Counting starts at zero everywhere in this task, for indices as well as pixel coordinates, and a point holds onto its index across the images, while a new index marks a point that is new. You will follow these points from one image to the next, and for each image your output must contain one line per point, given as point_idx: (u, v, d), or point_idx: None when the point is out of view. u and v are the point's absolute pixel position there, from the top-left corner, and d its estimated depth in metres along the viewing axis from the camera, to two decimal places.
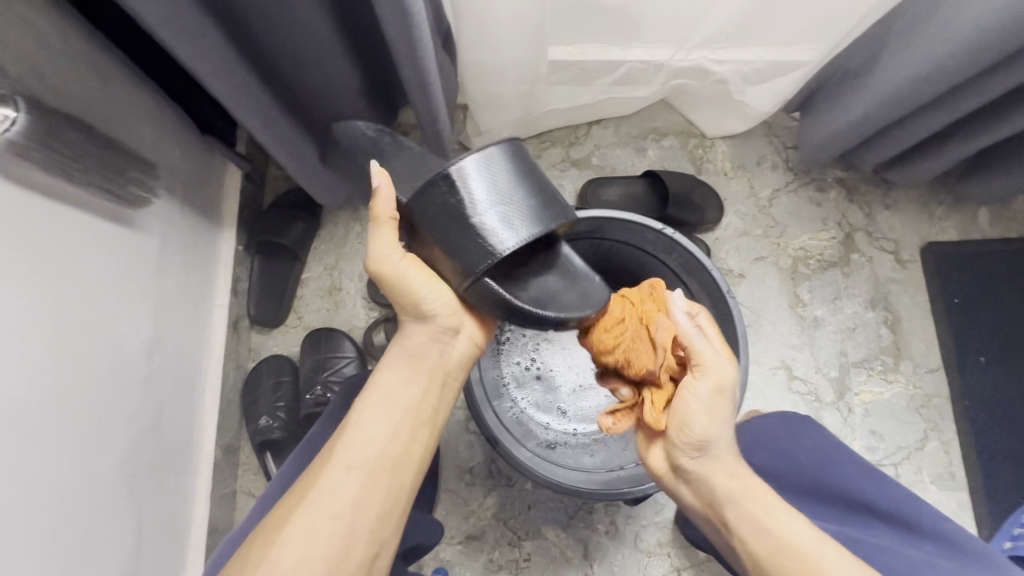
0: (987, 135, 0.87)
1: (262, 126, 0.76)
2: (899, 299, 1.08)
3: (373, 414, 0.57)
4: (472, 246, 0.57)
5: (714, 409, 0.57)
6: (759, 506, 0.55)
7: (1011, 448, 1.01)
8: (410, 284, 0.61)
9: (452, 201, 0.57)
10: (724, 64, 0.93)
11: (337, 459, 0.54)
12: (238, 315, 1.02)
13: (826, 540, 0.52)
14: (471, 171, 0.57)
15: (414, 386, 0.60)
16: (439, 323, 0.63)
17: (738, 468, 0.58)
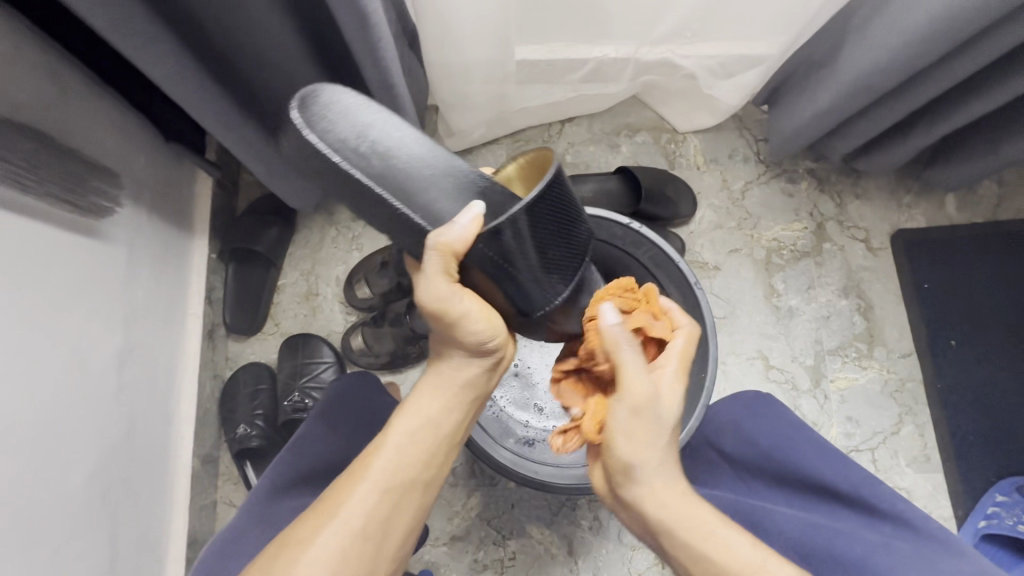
0: (947, 122, 0.89)
1: (226, 131, 0.76)
2: (871, 286, 1.09)
3: (412, 438, 0.54)
4: (548, 291, 0.56)
5: (646, 433, 0.54)
6: (694, 531, 0.52)
7: (983, 429, 1.03)
8: (473, 322, 0.54)
9: (522, 253, 0.52)
10: (689, 59, 0.94)
11: (372, 479, 0.51)
12: (214, 324, 1.01)
13: (770, 556, 0.51)
14: (539, 215, 0.51)
15: (455, 414, 0.57)
16: (495, 356, 0.59)
17: (675, 493, 0.54)
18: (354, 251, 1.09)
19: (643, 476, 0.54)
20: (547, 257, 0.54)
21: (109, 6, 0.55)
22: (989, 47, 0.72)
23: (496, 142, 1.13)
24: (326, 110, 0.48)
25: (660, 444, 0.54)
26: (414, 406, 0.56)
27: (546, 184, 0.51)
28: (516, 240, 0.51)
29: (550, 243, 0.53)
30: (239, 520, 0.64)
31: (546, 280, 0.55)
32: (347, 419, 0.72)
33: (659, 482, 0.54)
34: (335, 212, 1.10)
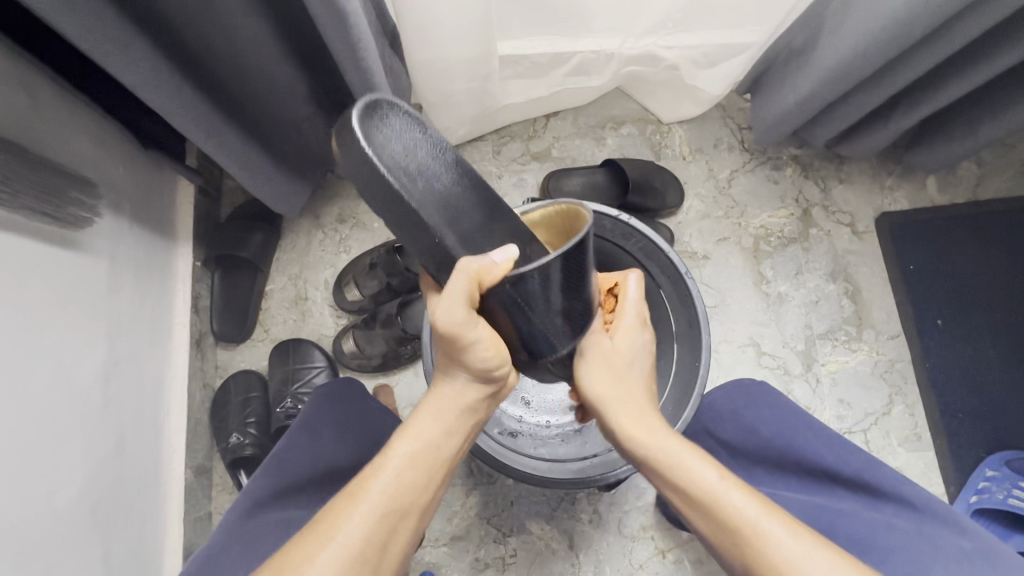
0: (926, 105, 0.91)
1: (204, 136, 0.74)
2: (858, 270, 1.10)
3: (414, 459, 0.52)
4: (557, 338, 0.59)
5: (608, 376, 0.63)
6: (674, 465, 0.55)
7: (971, 406, 1.04)
8: (477, 349, 0.53)
9: (535, 299, 0.54)
10: (673, 51, 0.94)
11: (371, 502, 0.49)
12: (201, 332, 1.00)
13: (734, 483, 0.53)
14: (556, 272, 0.52)
15: (454, 437, 0.56)
16: (493, 387, 0.58)
17: (651, 422, 0.60)
18: (343, 253, 1.07)
19: (618, 414, 0.61)
20: (562, 305, 0.56)
21: (75, 13, 0.54)
22: (964, 31, 0.74)
23: (481, 139, 1.12)
24: (383, 126, 0.51)
25: (625, 385, 0.63)
26: (415, 428, 0.54)
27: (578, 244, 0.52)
28: (534, 282, 0.53)
29: (563, 293, 0.55)
30: (219, 532, 0.62)
31: (563, 319, 0.58)
32: (328, 428, 0.71)
33: (628, 417, 0.60)
34: (321, 214, 1.08)
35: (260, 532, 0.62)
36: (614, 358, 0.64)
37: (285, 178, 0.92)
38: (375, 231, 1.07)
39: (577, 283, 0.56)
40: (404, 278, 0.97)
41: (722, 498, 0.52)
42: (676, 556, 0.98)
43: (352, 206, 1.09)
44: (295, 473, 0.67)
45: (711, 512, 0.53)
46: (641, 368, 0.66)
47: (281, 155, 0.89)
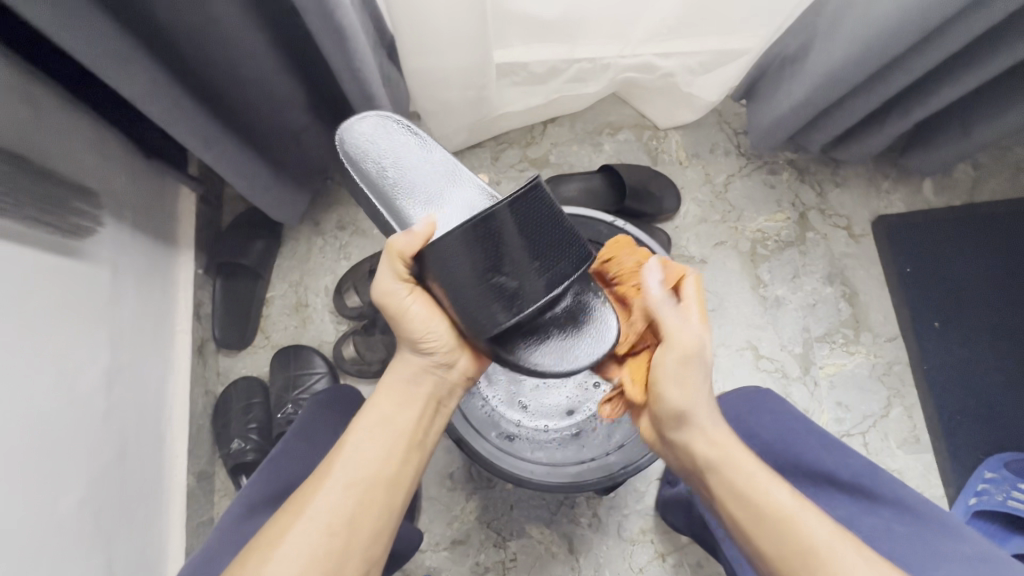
0: (919, 109, 0.92)
1: (204, 147, 0.75)
2: (854, 273, 1.11)
3: (370, 439, 0.56)
4: (525, 287, 0.57)
5: (698, 377, 0.58)
6: (742, 477, 0.56)
7: (969, 408, 1.05)
8: (412, 319, 0.60)
9: (492, 243, 0.56)
10: (668, 58, 0.95)
11: (334, 478, 0.53)
12: (203, 339, 1.01)
13: (804, 505, 0.54)
14: (505, 214, 0.57)
15: (412, 411, 0.60)
16: (434, 358, 0.62)
17: (722, 436, 0.58)
18: (343, 259, 1.08)
19: (695, 423, 0.58)
20: (524, 251, 0.57)
21: (76, 29, 0.55)
22: (954, 36, 0.75)
23: (479, 146, 1.14)
24: (370, 142, 0.71)
25: (706, 385, 0.58)
26: (372, 410, 0.59)
27: (498, 209, 0.56)
28: (471, 250, 0.56)
29: (507, 265, 0.56)
30: (218, 533, 0.62)
31: (518, 266, 0.57)
32: (327, 434, 0.73)
33: (710, 426, 0.58)
34: (321, 221, 1.09)
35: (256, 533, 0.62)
36: (702, 360, 0.58)
37: (285, 186, 0.93)
38: (375, 238, 1.09)
39: (535, 234, 0.58)
40: None
41: (795, 519, 0.53)
42: (676, 560, 0.98)
43: (351, 213, 1.10)
44: (294, 475, 0.68)
45: (770, 525, 0.53)
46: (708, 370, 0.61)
47: (281, 165, 0.91)
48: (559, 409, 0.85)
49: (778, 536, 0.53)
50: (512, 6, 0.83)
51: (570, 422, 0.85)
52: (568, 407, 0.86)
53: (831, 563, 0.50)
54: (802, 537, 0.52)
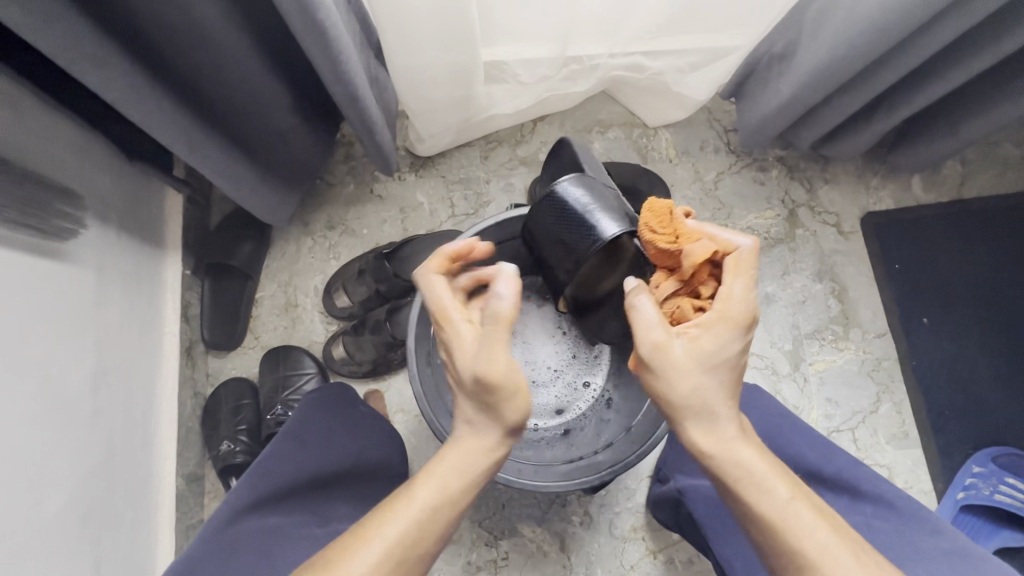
0: (907, 106, 0.92)
1: (188, 151, 0.75)
2: (844, 270, 1.11)
3: (433, 513, 0.49)
4: (580, 249, 0.67)
5: (683, 377, 0.52)
6: (737, 470, 0.51)
7: (957, 403, 1.05)
8: (523, 400, 0.51)
9: (551, 227, 0.70)
10: (658, 56, 0.95)
11: (377, 551, 0.46)
12: (192, 341, 1.00)
13: (800, 503, 0.50)
14: (558, 201, 0.68)
15: (477, 492, 0.52)
16: (519, 439, 0.54)
17: (725, 433, 0.52)
18: (332, 259, 1.08)
19: (689, 419, 0.53)
20: (570, 224, 0.68)
21: (53, 32, 0.54)
22: (941, 34, 0.75)
23: (468, 145, 1.13)
24: None
25: (705, 384, 0.52)
26: (440, 479, 0.50)
27: (555, 188, 0.68)
28: (544, 227, 0.70)
29: (577, 225, 0.67)
30: (198, 541, 0.60)
31: (573, 236, 0.68)
32: (317, 435, 0.72)
33: (704, 423, 0.52)
34: (310, 221, 1.09)
35: (236, 543, 0.61)
36: (689, 362, 0.52)
37: (273, 187, 0.92)
38: (364, 238, 1.08)
39: (582, 207, 0.67)
40: (392, 285, 0.96)
41: (789, 518, 0.49)
42: (666, 557, 0.99)
43: (341, 212, 1.10)
44: (279, 479, 0.67)
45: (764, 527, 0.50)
46: (734, 372, 0.53)
47: (267, 166, 0.90)
48: (546, 409, 0.94)
49: (760, 525, 0.50)
50: (498, 5, 0.82)
51: (560, 420, 0.93)
52: (557, 406, 0.95)
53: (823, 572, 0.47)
54: (793, 537, 0.49)
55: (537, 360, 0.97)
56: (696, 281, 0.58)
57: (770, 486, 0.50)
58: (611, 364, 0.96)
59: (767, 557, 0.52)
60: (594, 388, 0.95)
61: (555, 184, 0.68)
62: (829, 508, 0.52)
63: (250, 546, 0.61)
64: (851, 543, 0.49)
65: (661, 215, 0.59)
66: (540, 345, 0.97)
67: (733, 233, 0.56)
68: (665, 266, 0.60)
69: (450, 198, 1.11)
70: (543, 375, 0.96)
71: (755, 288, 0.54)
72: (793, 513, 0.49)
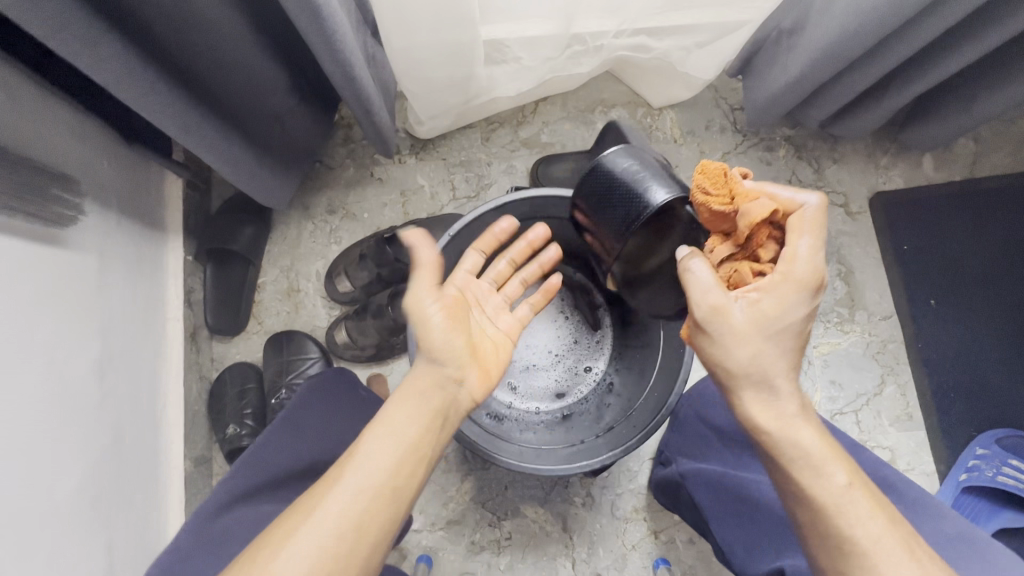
0: (921, 82, 0.89)
1: (184, 135, 0.74)
2: (851, 251, 1.10)
3: (379, 448, 0.54)
4: (623, 220, 0.63)
5: (746, 343, 0.55)
6: (795, 448, 0.54)
7: (963, 385, 1.05)
8: (431, 328, 0.62)
9: (592, 200, 0.66)
10: (662, 33, 0.93)
11: (343, 484, 0.52)
12: (195, 326, 1.01)
13: (857, 494, 0.52)
14: (603, 171, 0.65)
15: (421, 423, 0.57)
16: (445, 370, 0.61)
17: (786, 409, 0.55)
18: (333, 244, 1.08)
19: (746, 389, 0.56)
20: (614, 194, 0.64)
21: (42, 13, 0.53)
22: (958, 7, 0.72)
23: (469, 127, 1.11)
24: None
25: (766, 354, 0.55)
26: (385, 417, 0.57)
27: (598, 160, 0.66)
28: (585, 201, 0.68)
29: (619, 197, 0.63)
30: (191, 527, 0.63)
31: (614, 208, 0.64)
32: (314, 424, 0.73)
33: (761, 393, 0.56)
34: (312, 205, 1.08)
35: (226, 530, 0.63)
36: (752, 327, 0.55)
37: (271, 170, 0.92)
38: (366, 222, 1.08)
39: (625, 176, 0.64)
40: (394, 268, 0.97)
41: (847, 502, 0.52)
42: (668, 537, 1.00)
43: (342, 196, 1.09)
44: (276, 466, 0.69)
45: (822, 515, 0.52)
46: (794, 346, 0.56)
47: (266, 149, 0.89)
48: (546, 392, 0.96)
49: (815, 511, 0.52)
50: None
51: (560, 404, 0.94)
52: (557, 390, 0.96)
53: (873, 560, 0.50)
54: (849, 526, 0.51)
55: (539, 344, 0.98)
56: (754, 244, 0.57)
57: (827, 469, 0.53)
58: (613, 349, 0.96)
59: (808, 536, 0.54)
60: (595, 373, 0.96)
61: (602, 153, 0.66)
62: (889, 502, 0.54)
63: (238, 536, 0.62)
64: (905, 536, 0.51)
65: (715, 177, 0.55)
66: (541, 330, 0.98)
67: (795, 192, 0.57)
68: (720, 228, 0.58)
69: (451, 180, 1.10)
70: (544, 360, 0.97)
71: (822, 250, 0.55)
72: (848, 497, 0.52)
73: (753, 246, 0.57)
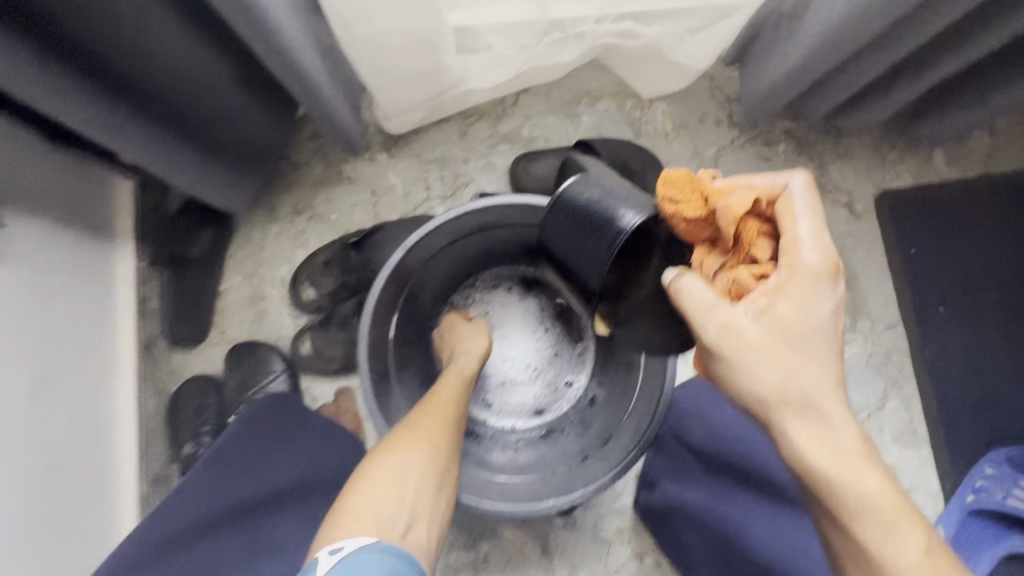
0: (935, 72, 0.80)
1: (106, 134, 0.67)
2: (854, 254, 1.02)
3: (451, 396, 0.68)
4: (597, 255, 0.55)
5: (773, 356, 0.47)
6: (852, 490, 0.47)
7: (973, 399, 0.98)
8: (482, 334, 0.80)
9: (563, 241, 0.58)
10: (650, 18, 0.84)
11: (434, 412, 0.65)
12: (151, 337, 0.94)
13: (929, 550, 0.47)
14: (567, 206, 0.57)
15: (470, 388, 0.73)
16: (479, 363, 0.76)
17: (840, 444, 0.48)
18: (299, 247, 1.01)
19: (795, 422, 0.48)
20: (583, 226, 0.56)
21: None
22: None
23: (444, 120, 1.03)
24: None
25: (800, 368, 0.48)
26: (448, 376, 0.72)
27: (558, 191, 0.58)
28: (553, 240, 0.60)
29: (589, 231, 0.55)
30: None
31: (585, 242, 0.56)
32: (237, 464, 0.77)
33: (809, 428, 0.48)
34: (276, 206, 1.01)
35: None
36: (776, 335, 0.47)
37: (222, 171, 0.84)
38: (334, 224, 1.01)
39: (592, 208, 0.56)
40: (361, 277, 0.93)
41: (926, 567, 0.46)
42: (654, 559, 0.94)
43: (308, 196, 1.02)
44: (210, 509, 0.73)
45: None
46: (831, 354, 0.49)
47: (216, 148, 0.82)
48: (524, 408, 0.89)
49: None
50: None
51: (539, 421, 0.88)
52: (536, 406, 0.89)
53: None
54: None
55: (517, 356, 0.91)
56: (743, 244, 0.49)
57: (903, 531, 0.47)
58: (597, 361, 0.89)
59: None
60: (578, 388, 0.89)
61: (561, 185, 0.58)
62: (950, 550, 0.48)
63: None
64: None
65: (684, 184, 0.48)
66: (519, 341, 0.91)
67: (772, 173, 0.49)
68: (703, 238, 0.50)
69: (425, 178, 1.02)
70: (523, 373, 0.90)
71: (823, 228, 0.47)
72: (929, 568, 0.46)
73: (743, 246, 0.49)
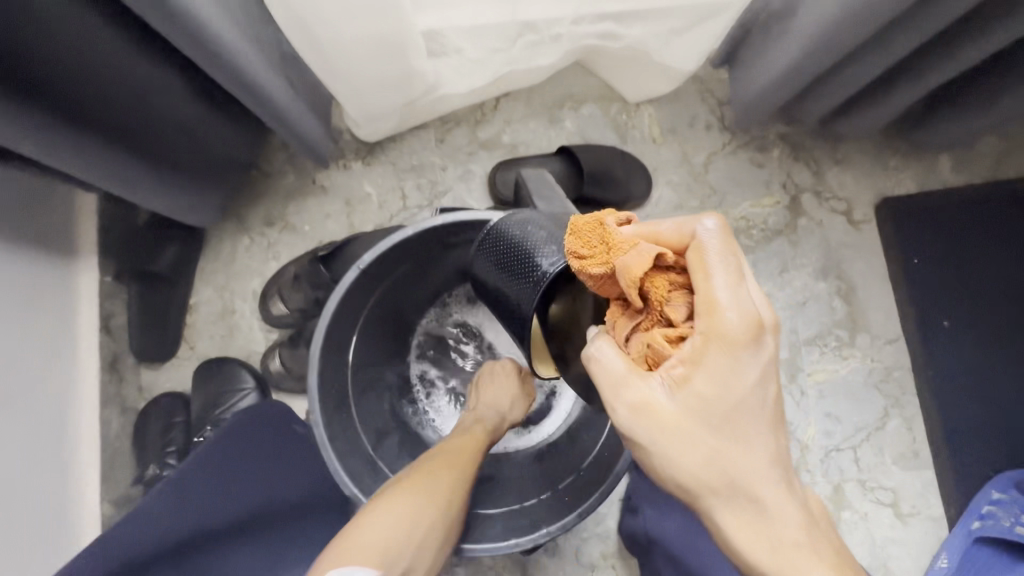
0: (936, 74, 0.75)
1: (50, 156, 0.62)
2: (853, 265, 0.97)
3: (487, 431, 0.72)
4: (521, 296, 0.53)
5: (693, 437, 0.43)
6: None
7: (980, 419, 0.92)
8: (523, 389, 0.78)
9: (491, 279, 0.57)
10: (631, 19, 0.79)
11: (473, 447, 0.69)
12: (117, 354, 0.92)
13: None
14: (494, 244, 0.56)
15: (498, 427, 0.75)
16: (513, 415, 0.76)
17: (786, 538, 0.43)
18: (271, 259, 0.97)
19: (721, 509, 0.43)
20: (507, 265, 0.55)
21: None
22: None
23: (421, 127, 0.99)
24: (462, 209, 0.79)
25: (727, 453, 0.43)
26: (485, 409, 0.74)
27: (488, 227, 0.57)
28: (483, 277, 0.59)
29: (513, 271, 0.54)
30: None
31: (510, 282, 0.54)
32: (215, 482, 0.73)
33: (746, 517, 0.43)
34: (247, 218, 0.98)
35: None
36: (695, 413, 0.43)
37: (184, 187, 0.81)
38: (306, 236, 0.97)
39: (517, 248, 0.54)
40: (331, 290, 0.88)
41: None
42: None
43: (280, 207, 0.98)
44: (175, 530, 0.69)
45: None
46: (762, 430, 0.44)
47: (178, 165, 0.78)
48: None
49: None
50: None
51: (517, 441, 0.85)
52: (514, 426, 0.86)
53: None
54: None
55: None
56: (654, 303, 0.42)
57: None
58: None
59: None
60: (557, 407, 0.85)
61: (490, 222, 0.57)
62: None
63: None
64: None
65: (590, 234, 0.45)
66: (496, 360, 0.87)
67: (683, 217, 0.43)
68: (614, 295, 0.45)
69: (401, 188, 0.99)
70: None
71: (742, 283, 0.41)
72: None
73: (654, 306, 0.42)
